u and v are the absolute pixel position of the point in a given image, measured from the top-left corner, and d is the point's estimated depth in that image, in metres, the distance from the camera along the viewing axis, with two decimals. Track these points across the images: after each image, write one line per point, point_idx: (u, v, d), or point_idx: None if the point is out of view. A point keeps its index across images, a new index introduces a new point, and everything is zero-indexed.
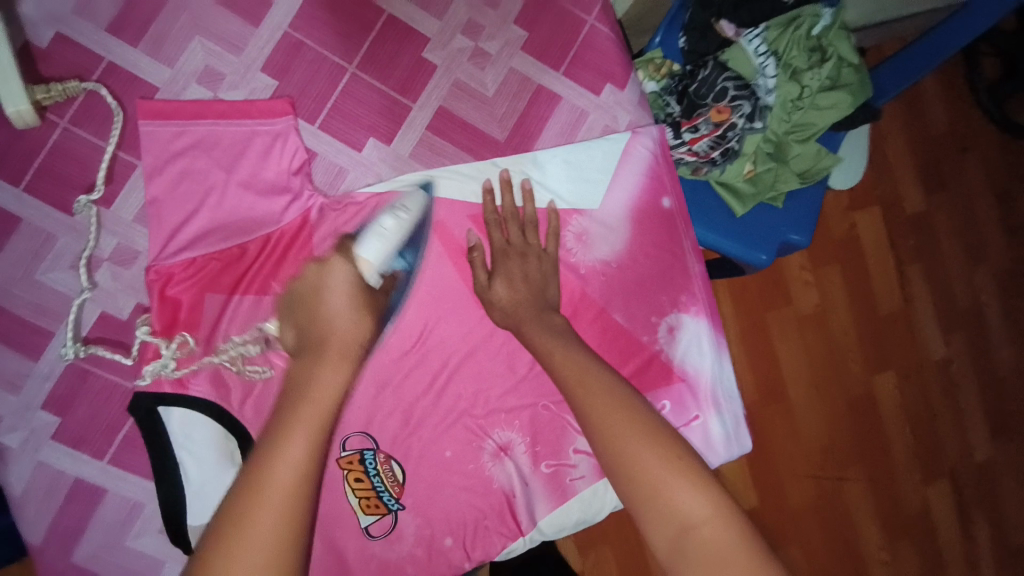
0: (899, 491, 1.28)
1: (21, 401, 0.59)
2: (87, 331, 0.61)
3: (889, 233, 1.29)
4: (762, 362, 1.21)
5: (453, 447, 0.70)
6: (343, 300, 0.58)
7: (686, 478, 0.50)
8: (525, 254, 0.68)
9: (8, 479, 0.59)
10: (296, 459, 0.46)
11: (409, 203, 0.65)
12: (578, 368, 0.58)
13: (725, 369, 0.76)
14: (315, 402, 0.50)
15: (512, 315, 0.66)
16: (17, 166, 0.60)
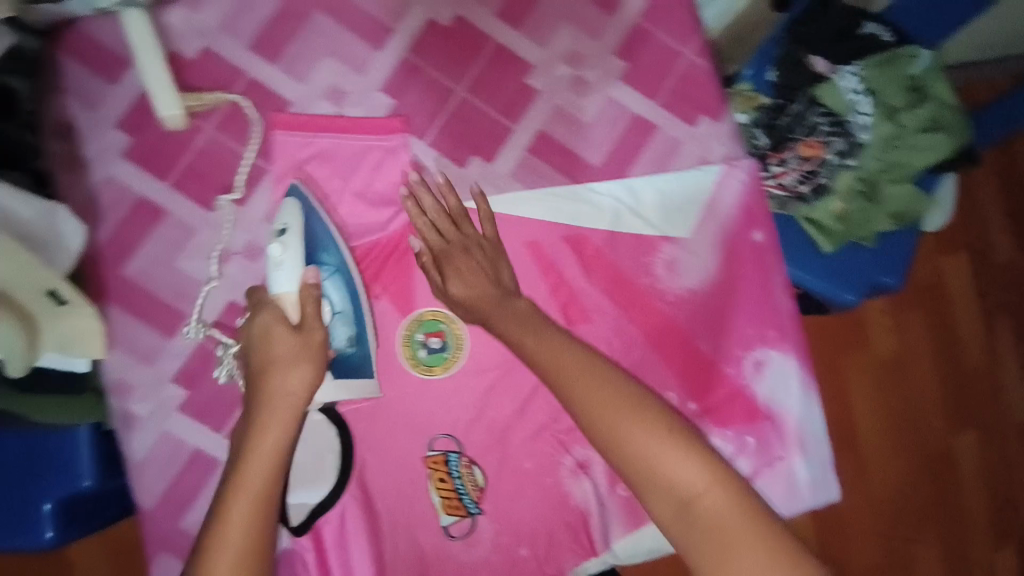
0: (971, 555, 1.22)
1: (153, 374, 0.64)
2: (209, 314, 0.65)
3: (979, 283, 1.24)
4: (836, 406, 1.21)
5: (532, 459, 0.72)
6: (283, 348, 0.58)
7: (684, 455, 0.56)
8: (467, 248, 0.66)
9: (136, 445, 0.63)
10: (263, 475, 0.55)
11: (288, 219, 0.62)
12: (553, 347, 0.61)
13: (813, 412, 0.76)
14: (253, 467, 0.55)
15: (476, 310, 0.66)
16: (166, 164, 0.66)
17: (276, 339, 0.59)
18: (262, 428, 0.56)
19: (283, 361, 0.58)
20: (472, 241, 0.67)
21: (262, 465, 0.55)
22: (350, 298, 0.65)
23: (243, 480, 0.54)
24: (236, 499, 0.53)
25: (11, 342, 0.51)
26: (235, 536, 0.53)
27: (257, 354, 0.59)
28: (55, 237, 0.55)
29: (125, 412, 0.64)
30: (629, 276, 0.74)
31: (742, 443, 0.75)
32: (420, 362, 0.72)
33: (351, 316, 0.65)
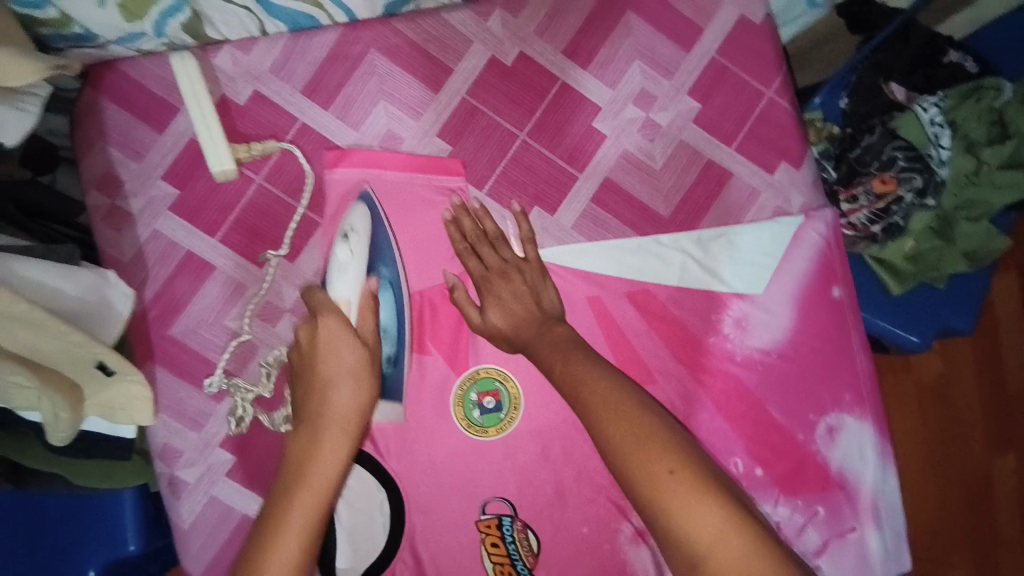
0: None
1: (200, 438, 0.62)
2: (238, 369, 0.62)
3: None
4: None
5: (589, 524, 0.67)
6: (350, 357, 0.57)
7: (699, 495, 0.44)
8: (507, 273, 0.62)
9: (183, 513, 0.61)
10: (329, 478, 0.52)
11: (355, 223, 0.62)
12: (577, 365, 0.54)
13: (888, 478, 0.70)
14: (314, 484, 0.51)
15: (517, 341, 0.60)
16: (213, 218, 0.62)
17: (342, 351, 0.57)
18: (316, 449, 0.53)
19: (347, 373, 0.57)
20: (515, 267, 0.63)
21: (324, 470, 0.52)
22: (398, 318, 0.64)
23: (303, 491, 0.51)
24: (294, 503, 0.50)
25: (56, 418, 0.48)
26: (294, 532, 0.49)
27: (316, 360, 0.57)
28: (102, 303, 0.51)
29: (172, 478, 0.62)
30: (697, 335, 0.69)
31: (812, 513, 0.69)
32: (475, 425, 0.66)
33: (396, 336, 0.64)
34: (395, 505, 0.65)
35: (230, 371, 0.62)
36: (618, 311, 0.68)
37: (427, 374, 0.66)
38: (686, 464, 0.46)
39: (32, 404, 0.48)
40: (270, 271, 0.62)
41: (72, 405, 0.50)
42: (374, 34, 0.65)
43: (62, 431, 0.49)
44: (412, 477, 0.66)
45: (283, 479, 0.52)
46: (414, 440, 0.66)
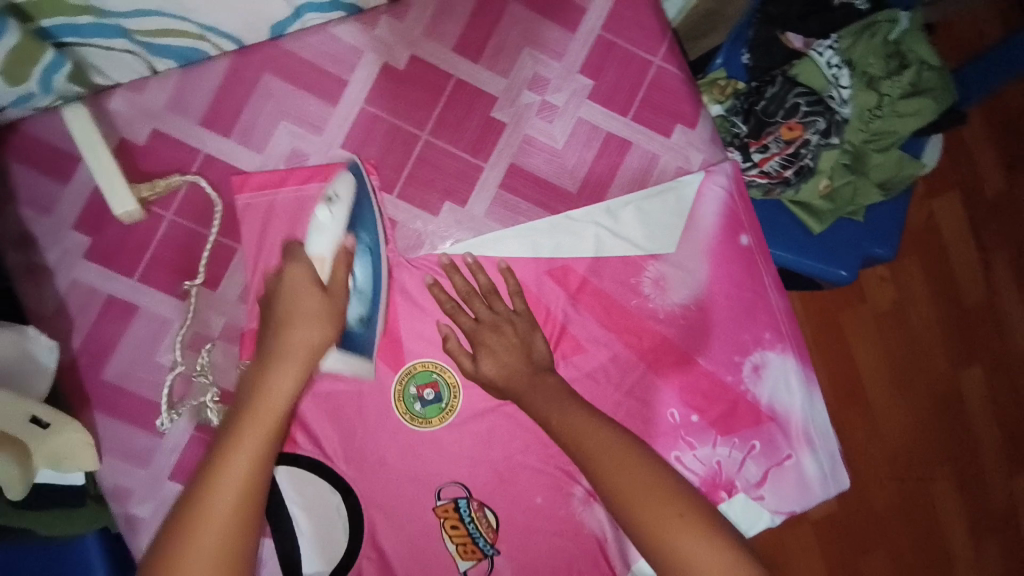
0: (990, 489, 1.31)
1: (150, 473, 0.64)
2: (181, 397, 0.65)
3: (971, 218, 1.36)
4: (839, 365, 1.31)
5: (542, 492, 0.71)
6: (309, 305, 0.60)
7: (699, 535, 0.53)
8: (499, 326, 0.67)
9: (146, 546, 0.64)
10: (284, 395, 0.57)
11: (339, 188, 0.64)
12: (574, 419, 0.60)
13: (815, 405, 0.75)
14: (266, 408, 0.56)
15: (507, 388, 0.66)
16: (131, 258, 0.64)
17: (307, 287, 0.61)
18: (269, 378, 0.57)
19: (306, 316, 0.60)
20: (506, 317, 0.68)
21: (275, 391, 0.57)
22: (374, 281, 0.65)
23: (246, 436, 0.54)
24: (242, 438, 0.54)
25: (7, 473, 0.50)
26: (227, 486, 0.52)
27: (279, 303, 0.61)
28: (26, 359, 0.55)
29: (129, 515, 0.64)
30: (619, 300, 0.72)
31: (749, 448, 0.74)
32: (416, 416, 0.70)
33: (369, 296, 0.65)
34: (353, 505, 0.69)
35: (173, 403, 0.65)
36: (540, 289, 0.71)
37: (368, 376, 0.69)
38: (700, 518, 0.54)
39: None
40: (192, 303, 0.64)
41: (21, 462, 0.52)
42: (265, 56, 0.67)
43: (17, 487, 0.51)
44: (367, 476, 0.69)
45: (238, 406, 0.57)
46: (361, 438, 0.69)
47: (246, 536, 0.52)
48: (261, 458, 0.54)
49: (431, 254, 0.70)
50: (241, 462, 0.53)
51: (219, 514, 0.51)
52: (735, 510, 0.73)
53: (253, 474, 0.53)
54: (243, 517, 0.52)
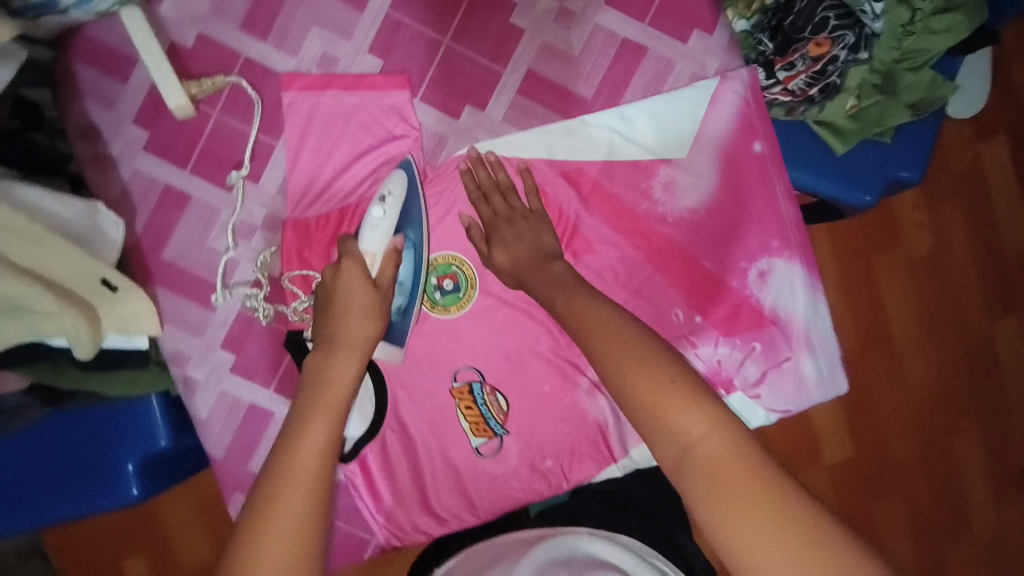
0: (1019, 443, 1.36)
1: (204, 342, 0.73)
2: (232, 279, 0.73)
3: (1022, 162, 1.33)
4: (868, 306, 1.31)
5: (550, 382, 0.77)
6: (361, 297, 0.63)
7: (688, 398, 0.52)
8: (514, 219, 0.70)
9: (200, 404, 0.73)
10: (348, 378, 0.60)
11: (392, 187, 0.68)
12: (579, 304, 0.61)
13: (820, 310, 0.77)
14: (331, 394, 0.58)
15: (516, 275, 0.68)
16: (182, 151, 0.72)
17: (358, 296, 0.63)
18: (328, 369, 0.60)
19: (359, 310, 0.62)
20: (524, 213, 0.70)
21: (337, 384, 0.59)
22: (415, 274, 0.70)
23: (322, 412, 0.57)
24: (312, 419, 0.56)
25: (80, 331, 0.58)
26: (299, 483, 0.52)
27: (333, 301, 0.63)
28: (96, 231, 0.64)
29: (187, 378, 0.73)
30: (629, 203, 0.75)
31: (750, 349, 0.77)
32: (437, 304, 0.77)
33: (409, 288, 0.70)
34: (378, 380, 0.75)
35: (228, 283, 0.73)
36: (556, 192, 0.75)
37: None
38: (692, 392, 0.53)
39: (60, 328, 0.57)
40: (240, 192, 0.72)
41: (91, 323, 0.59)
42: None
43: (86, 346, 0.59)
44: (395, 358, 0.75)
45: (303, 396, 0.59)
46: None
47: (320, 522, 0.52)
48: (328, 447, 0.55)
49: (452, 157, 0.75)
50: (312, 448, 0.54)
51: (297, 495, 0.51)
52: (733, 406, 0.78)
53: (323, 461, 0.54)
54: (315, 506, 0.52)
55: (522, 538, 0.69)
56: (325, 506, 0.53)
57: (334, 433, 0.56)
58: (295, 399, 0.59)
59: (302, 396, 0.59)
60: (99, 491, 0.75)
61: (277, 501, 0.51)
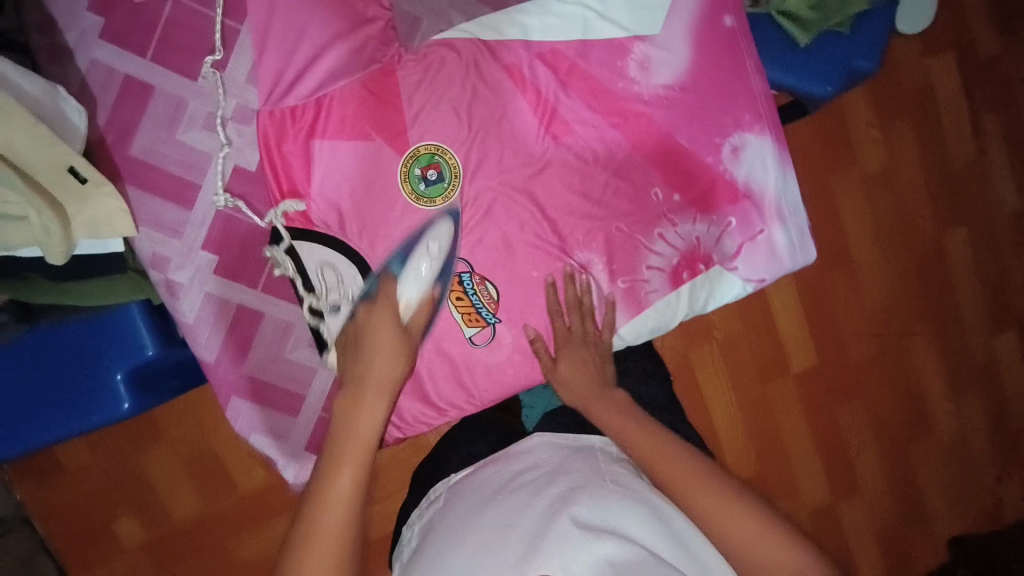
0: (968, 343, 1.54)
1: (184, 244, 0.71)
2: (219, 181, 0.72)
3: (965, 79, 1.47)
4: (828, 220, 1.44)
5: (539, 267, 0.79)
6: (386, 337, 0.70)
7: (727, 502, 0.64)
8: (586, 341, 0.79)
9: (186, 307, 0.71)
10: (374, 419, 0.67)
11: (440, 234, 0.75)
12: (617, 421, 0.73)
13: (788, 182, 0.81)
14: (359, 437, 0.66)
15: (578, 393, 0.77)
16: (142, 38, 0.69)
17: (383, 333, 0.71)
18: (357, 409, 0.68)
19: (385, 351, 0.70)
20: (593, 338, 0.80)
21: (364, 424, 0.67)
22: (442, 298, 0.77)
23: (351, 458, 0.64)
24: (342, 461, 0.64)
25: (49, 230, 0.59)
26: (331, 533, 0.60)
27: (359, 345, 0.70)
28: (61, 116, 0.62)
29: (169, 282, 0.71)
30: (606, 82, 0.76)
31: (726, 224, 0.80)
32: (421, 196, 0.75)
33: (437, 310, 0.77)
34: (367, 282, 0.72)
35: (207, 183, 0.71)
36: (534, 74, 0.75)
37: (379, 163, 0.73)
38: (735, 503, 0.64)
39: (28, 232, 0.59)
40: (216, 83, 0.70)
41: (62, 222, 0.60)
42: None
43: (57, 253, 0.60)
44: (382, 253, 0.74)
45: (333, 437, 0.67)
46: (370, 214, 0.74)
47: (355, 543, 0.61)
48: (360, 484, 0.63)
49: (426, 40, 0.74)
50: (343, 482, 0.62)
51: (332, 519, 0.60)
52: (710, 280, 0.82)
53: (353, 488, 0.62)
54: (348, 531, 0.60)
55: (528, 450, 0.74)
56: (358, 531, 0.62)
57: (362, 470, 0.64)
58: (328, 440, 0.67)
59: (335, 433, 0.66)
60: (87, 406, 0.73)
61: (315, 532, 0.60)
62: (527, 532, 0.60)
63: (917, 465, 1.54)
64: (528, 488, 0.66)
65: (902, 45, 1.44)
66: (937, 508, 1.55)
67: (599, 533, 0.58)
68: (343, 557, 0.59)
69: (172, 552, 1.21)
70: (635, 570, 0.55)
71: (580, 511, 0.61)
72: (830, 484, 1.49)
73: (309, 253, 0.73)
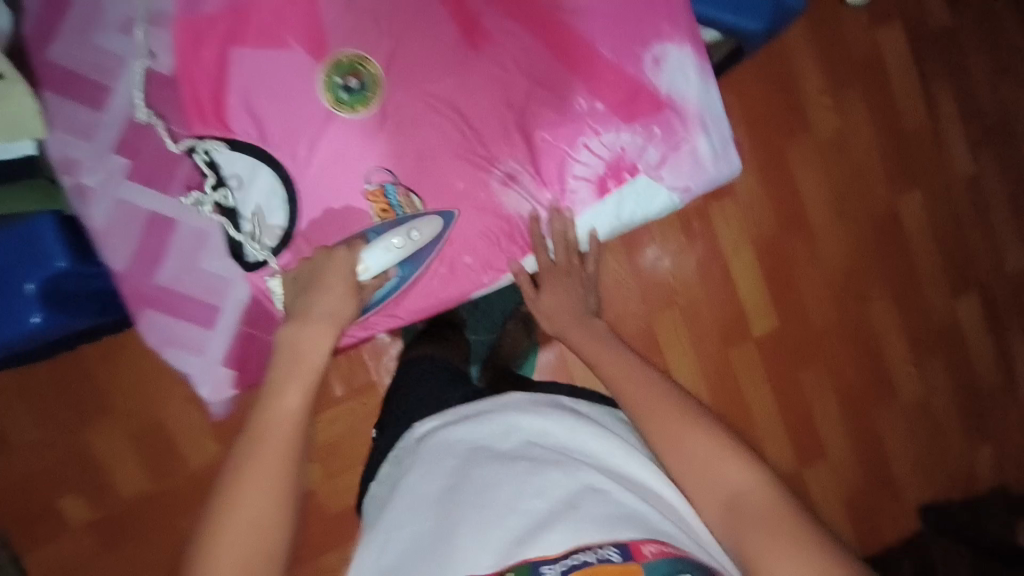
0: (929, 305, 1.55)
1: (94, 147, 0.72)
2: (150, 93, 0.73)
3: (912, 45, 1.50)
4: (783, 184, 1.44)
5: (464, 179, 0.80)
6: (336, 280, 0.70)
7: (723, 447, 0.61)
8: (569, 273, 0.83)
9: (95, 211, 0.73)
10: (324, 343, 0.66)
11: (425, 228, 0.77)
12: (600, 353, 0.73)
13: (710, 93, 0.83)
14: (303, 368, 0.63)
15: (556, 320, 0.80)
16: None
17: (336, 287, 0.70)
18: (300, 333, 0.66)
19: (334, 289, 0.70)
20: (578, 270, 0.83)
21: (311, 349, 0.65)
22: (394, 290, 0.78)
23: (297, 386, 0.62)
24: (287, 389, 0.61)
25: None
26: (272, 456, 0.57)
27: (310, 290, 0.70)
28: None
29: (79, 185, 0.72)
30: None
31: (650, 134, 0.82)
32: (343, 103, 0.75)
33: (385, 295, 0.77)
34: (289, 187, 0.75)
35: (121, 86, 0.72)
36: None
37: (297, 67, 0.74)
38: (723, 436, 0.62)
39: None
40: None
41: None
42: None
43: None
44: (302, 160, 0.75)
45: (276, 365, 0.64)
46: (296, 121, 0.74)
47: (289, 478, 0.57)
48: (297, 421, 0.60)
49: None
50: (284, 418, 0.59)
51: (269, 457, 0.57)
52: (637, 190, 0.83)
53: (293, 429, 0.59)
54: (288, 464, 0.57)
55: (506, 404, 0.73)
56: (295, 465, 0.58)
57: (305, 405, 0.61)
58: (274, 367, 0.64)
59: (276, 365, 0.64)
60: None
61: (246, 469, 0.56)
62: (501, 506, 0.62)
63: (883, 432, 1.54)
64: (500, 456, 0.67)
65: (848, 15, 1.46)
66: (905, 473, 1.55)
67: (575, 503, 0.60)
68: (280, 494, 0.56)
69: (122, 531, 1.18)
70: (614, 532, 0.57)
71: (564, 480, 0.63)
72: (798, 451, 1.49)
73: (219, 168, 0.73)
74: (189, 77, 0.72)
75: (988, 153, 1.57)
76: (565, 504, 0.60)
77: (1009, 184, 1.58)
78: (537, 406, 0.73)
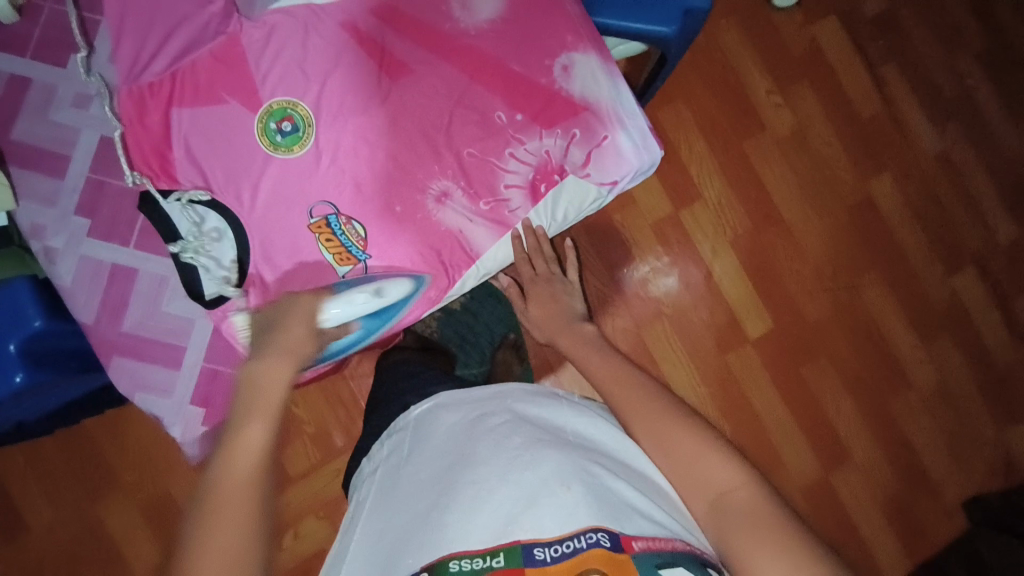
0: (925, 285, 1.50)
1: (58, 211, 0.81)
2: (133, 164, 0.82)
3: (853, 36, 1.51)
4: (749, 184, 1.45)
5: (401, 203, 0.84)
6: (304, 316, 0.72)
7: (716, 452, 0.63)
8: (551, 280, 0.97)
9: (62, 269, 0.81)
10: (280, 374, 0.62)
11: (391, 286, 0.83)
12: (594, 359, 0.81)
13: (621, 90, 0.88)
14: (267, 396, 0.60)
15: (545, 325, 0.95)
16: (22, 43, 0.83)
17: (299, 328, 0.70)
18: (260, 362, 0.63)
19: (301, 320, 0.71)
20: (561, 283, 1.00)
21: (274, 378, 0.62)
22: (359, 338, 0.84)
23: (260, 414, 0.58)
24: (249, 419, 0.57)
25: None
26: (239, 490, 0.53)
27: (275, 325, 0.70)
28: None
29: (46, 248, 0.81)
30: (433, 25, 0.86)
31: (571, 136, 0.86)
32: (279, 146, 0.82)
33: (355, 341, 0.85)
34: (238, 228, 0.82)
35: (79, 154, 0.83)
36: (368, 30, 0.85)
37: (233, 119, 0.81)
38: (708, 438, 0.65)
39: None
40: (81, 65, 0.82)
41: None
42: None
43: None
44: (247, 203, 0.82)
45: (234, 399, 0.60)
46: (238, 167, 0.81)
47: (260, 500, 0.53)
48: (267, 445, 0.57)
49: (265, 10, 0.84)
50: (251, 443, 0.56)
51: (237, 484, 0.53)
52: (567, 189, 0.88)
53: (261, 451, 0.56)
54: (259, 494, 0.53)
55: (505, 392, 0.73)
56: (265, 491, 0.54)
57: (270, 431, 0.58)
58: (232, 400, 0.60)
59: (237, 395, 0.60)
60: None
61: (216, 496, 0.52)
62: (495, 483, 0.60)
63: (903, 422, 1.47)
64: (495, 434, 0.66)
65: (783, 20, 1.49)
66: (936, 461, 1.47)
67: (568, 481, 0.58)
68: (249, 523, 0.51)
69: None
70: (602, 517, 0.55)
71: (554, 464, 0.61)
72: (817, 449, 1.44)
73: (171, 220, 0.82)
74: (141, 141, 0.81)
75: (955, 126, 1.54)
76: (559, 482, 0.58)
77: (984, 154, 1.54)
78: (538, 397, 0.74)
